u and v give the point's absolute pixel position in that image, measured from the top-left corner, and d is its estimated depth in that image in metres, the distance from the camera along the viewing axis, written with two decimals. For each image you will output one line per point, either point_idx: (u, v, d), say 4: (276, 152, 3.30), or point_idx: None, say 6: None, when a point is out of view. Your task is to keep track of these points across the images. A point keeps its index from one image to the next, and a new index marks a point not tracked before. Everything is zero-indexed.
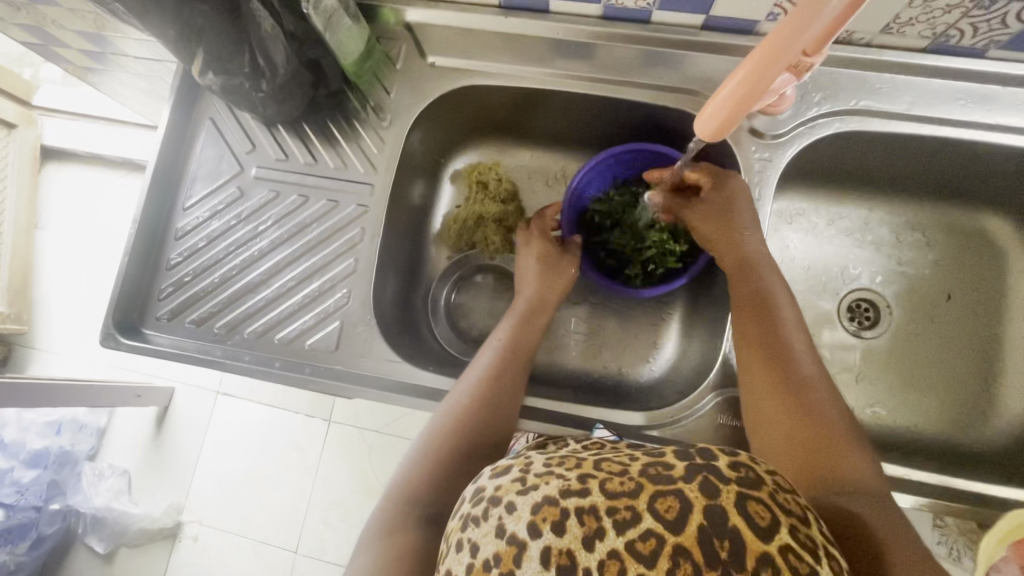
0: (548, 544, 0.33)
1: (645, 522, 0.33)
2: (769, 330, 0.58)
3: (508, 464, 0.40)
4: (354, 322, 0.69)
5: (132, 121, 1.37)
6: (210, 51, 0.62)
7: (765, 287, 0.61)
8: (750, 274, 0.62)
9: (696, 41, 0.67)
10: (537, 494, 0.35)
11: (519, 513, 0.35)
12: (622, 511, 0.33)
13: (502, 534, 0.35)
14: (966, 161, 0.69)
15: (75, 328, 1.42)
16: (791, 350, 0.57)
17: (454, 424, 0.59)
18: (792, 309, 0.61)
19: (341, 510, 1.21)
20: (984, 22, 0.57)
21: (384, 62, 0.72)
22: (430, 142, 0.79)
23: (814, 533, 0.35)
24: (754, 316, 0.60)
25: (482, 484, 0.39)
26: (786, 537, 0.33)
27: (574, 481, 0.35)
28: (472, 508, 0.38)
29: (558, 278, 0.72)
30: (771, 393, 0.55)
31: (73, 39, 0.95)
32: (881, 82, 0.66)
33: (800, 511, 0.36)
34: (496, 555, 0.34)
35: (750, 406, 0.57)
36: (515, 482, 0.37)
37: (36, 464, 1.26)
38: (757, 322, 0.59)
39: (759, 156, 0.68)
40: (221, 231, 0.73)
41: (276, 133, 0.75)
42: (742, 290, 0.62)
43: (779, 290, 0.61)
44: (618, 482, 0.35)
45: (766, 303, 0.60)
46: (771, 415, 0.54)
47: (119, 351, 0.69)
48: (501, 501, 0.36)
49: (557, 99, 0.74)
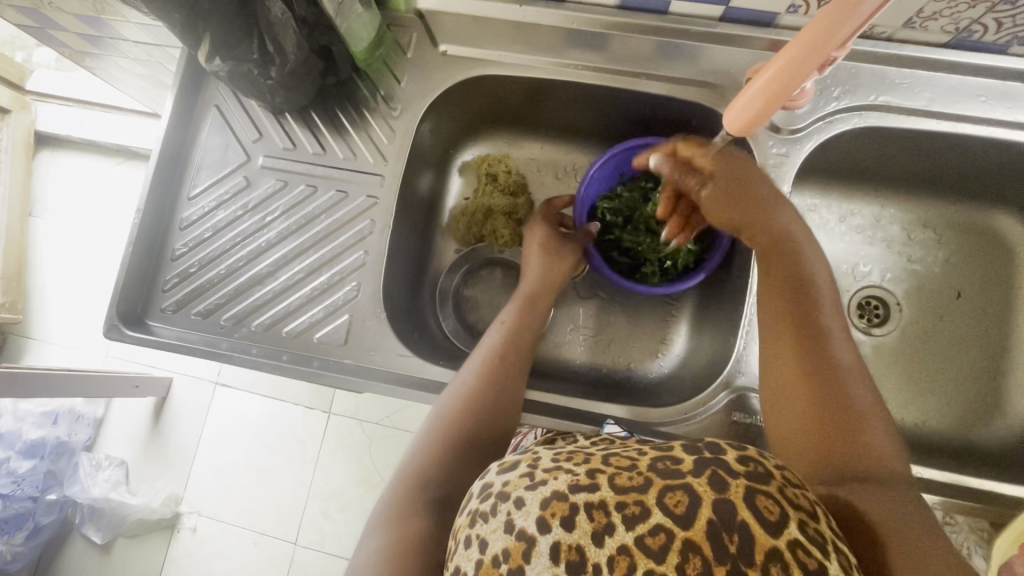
0: (557, 539, 0.32)
1: (655, 517, 0.32)
2: (805, 317, 0.55)
3: (517, 460, 0.39)
4: (364, 316, 0.68)
5: (129, 107, 1.35)
6: (216, 37, 0.60)
7: (802, 269, 0.57)
8: (786, 252, 0.58)
9: (714, 33, 0.65)
10: (546, 489, 0.34)
11: (529, 508, 0.34)
12: (632, 505, 0.33)
13: (511, 529, 0.34)
14: (981, 158, 0.69)
15: (72, 318, 1.40)
16: (826, 335, 0.54)
17: (461, 408, 0.58)
18: (831, 294, 0.57)
19: (341, 503, 1.21)
20: (1009, 17, 0.56)
21: (395, 50, 0.71)
22: (440, 133, 0.78)
23: (823, 529, 0.34)
24: (786, 297, 0.56)
25: (489, 480, 0.39)
26: (795, 532, 0.32)
27: (583, 476, 0.35)
28: (480, 504, 0.37)
29: (558, 264, 0.71)
30: (796, 384, 0.52)
31: (71, 22, 0.92)
32: (901, 78, 0.65)
33: (809, 506, 0.35)
34: (505, 551, 0.33)
35: (771, 387, 0.55)
36: (524, 478, 0.36)
37: (32, 455, 1.25)
38: (793, 309, 0.55)
39: (776, 152, 0.67)
40: (227, 221, 0.72)
41: (285, 123, 0.73)
42: (774, 268, 0.58)
43: (819, 271, 0.57)
44: (627, 477, 0.34)
45: (802, 291, 0.56)
46: (790, 394, 0.53)
47: (123, 342, 0.68)
48: (510, 497, 0.35)
49: (569, 90, 0.72)
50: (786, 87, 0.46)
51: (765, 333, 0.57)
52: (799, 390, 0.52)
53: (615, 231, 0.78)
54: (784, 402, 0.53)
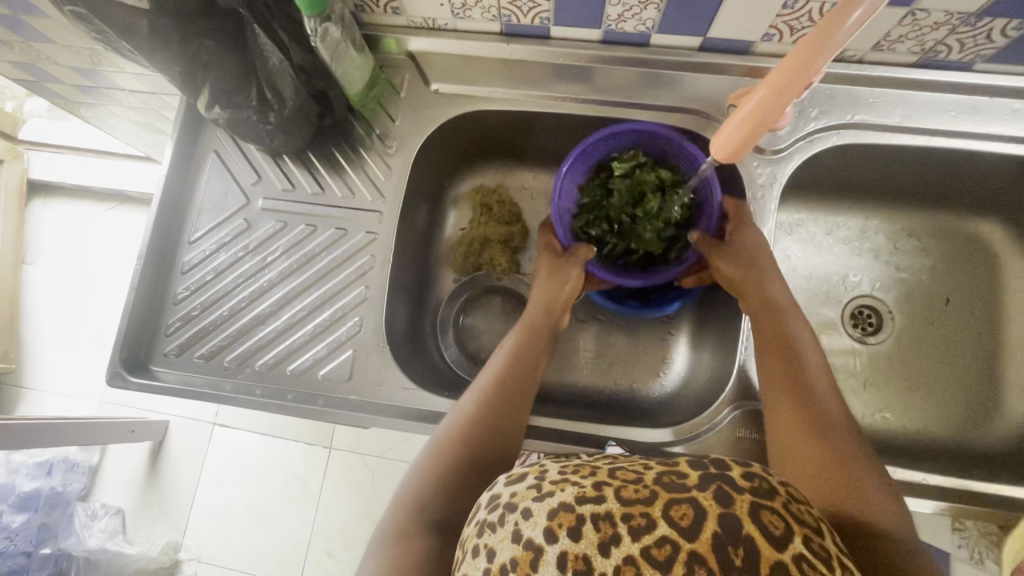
0: (564, 549, 0.32)
1: (661, 529, 0.32)
2: (795, 374, 0.57)
3: (523, 472, 0.39)
4: (367, 350, 0.69)
5: (122, 152, 1.36)
6: (216, 85, 0.63)
7: (784, 329, 0.61)
8: (774, 332, 0.61)
9: (692, 62, 0.68)
10: (553, 500, 0.34)
11: (536, 519, 0.34)
12: (637, 517, 0.33)
13: (518, 539, 0.34)
14: (959, 168, 0.71)
15: (67, 365, 1.38)
16: (816, 392, 0.56)
17: (459, 431, 0.58)
18: (823, 372, 0.58)
19: (345, 541, 1.19)
20: (970, 37, 0.59)
21: (388, 90, 0.73)
22: (433, 168, 0.80)
23: (828, 544, 0.34)
24: (775, 361, 0.59)
25: (496, 491, 0.39)
26: (800, 547, 0.32)
27: (589, 488, 0.35)
28: (488, 515, 0.37)
29: (560, 286, 0.71)
30: (802, 441, 0.53)
31: (65, 74, 0.94)
32: (874, 96, 0.68)
33: (813, 522, 0.35)
34: (513, 560, 0.33)
35: (776, 443, 0.55)
36: (530, 489, 0.36)
37: (25, 508, 1.22)
38: (783, 366, 0.58)
39: (761, 171, 0.70)
40: (228, 263, 0.73)
41: (283, 165, 0.75)
42: (761, 330, 0.62)
43: (804, 336, 0.60)
44: (633, 490, 0.34)
45: (790, 349, 0.59)
46: (791, 449, 0.53)
47: (127, 389, 0.68)
48: (517, 507, 0.35)
49: (557, 121, 0.75)
50: (812, 61, 0.44)
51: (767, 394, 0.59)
52: (803, 447, 0.53)
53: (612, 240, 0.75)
54: (793, 460, 0.53)
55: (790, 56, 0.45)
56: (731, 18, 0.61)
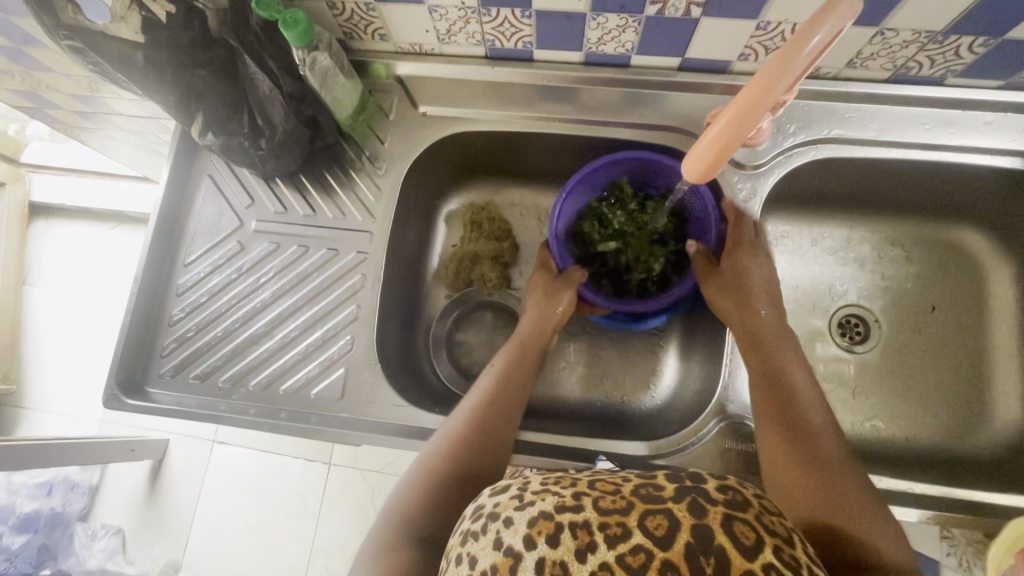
0: (542, 555, 0.33)
1: (635, 537, 0.33)
2: (787, 404, 0.59)
3: (508, 483, 0.40)
4: (359, 369, 0.70)
5: (122, 174, 1.38)
6: (209, 113, 0.65)
7: (771, 359, 0.62)
8: (762, 363, 0.62)
9: (673, 82, 0.70)
10: (534, 509, 0.35)
11: (516, 526, 0.35)
12: (614, 526, 0.33)
13: (499, 546, 0.34)
14: (938, 179, 0.73)
15: (68, 385, 1.40)
16: (807, 422, 0.57)
17: (452, 447, 0.59)
18: (817, 406, 0.59)
19: (344, 558, 1.19)
20: (939, 54, 0.61)
21: (378, 113, 0.75)
22: (424, 187, 0.82)
23: (798, 554, 0.34)
24: (766, 394, 0.60)
25: (481, 502, 0.40)
26: (770, 556, 0.32)
27: (568, 497, 0.36)
28: (471, 525, 0.38)
29: (551, 308, 0.72)
30: (797, 473, 0.53)
31: (65, 100, 0.97)
32: (850, 111, 0.69)
33: (785, 532, 0.35)
34: (493, 566, 0.33)
35: (772, 475, 0.55)
36: (513, 499, 0.37)
37: (26, 529, 1.25)
38: (773, 397, 0.60)
39: (742, 187, 0.72)
40: (222, 284, 0.74)
41: (276, 188, 0.77)
42: (753, 359, 0.64)
43: (791, 368, 0.62)
44: (610, 500, 0.35)
45: (779, 378, 0.61)
46: (787, 481, 0.53)
47: (123, 411, 0.69)
48: (500, 516, 0.36)
49: (544, 140, 0.77)
50: (772, 82, 0.45)
51: (761, 423, 0.59)
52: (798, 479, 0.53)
53: (611, 255, 0.78)
54: (791, 493, 0.53)
55: (756, 78, 0.46)
56: (707, 39, 0.63)
